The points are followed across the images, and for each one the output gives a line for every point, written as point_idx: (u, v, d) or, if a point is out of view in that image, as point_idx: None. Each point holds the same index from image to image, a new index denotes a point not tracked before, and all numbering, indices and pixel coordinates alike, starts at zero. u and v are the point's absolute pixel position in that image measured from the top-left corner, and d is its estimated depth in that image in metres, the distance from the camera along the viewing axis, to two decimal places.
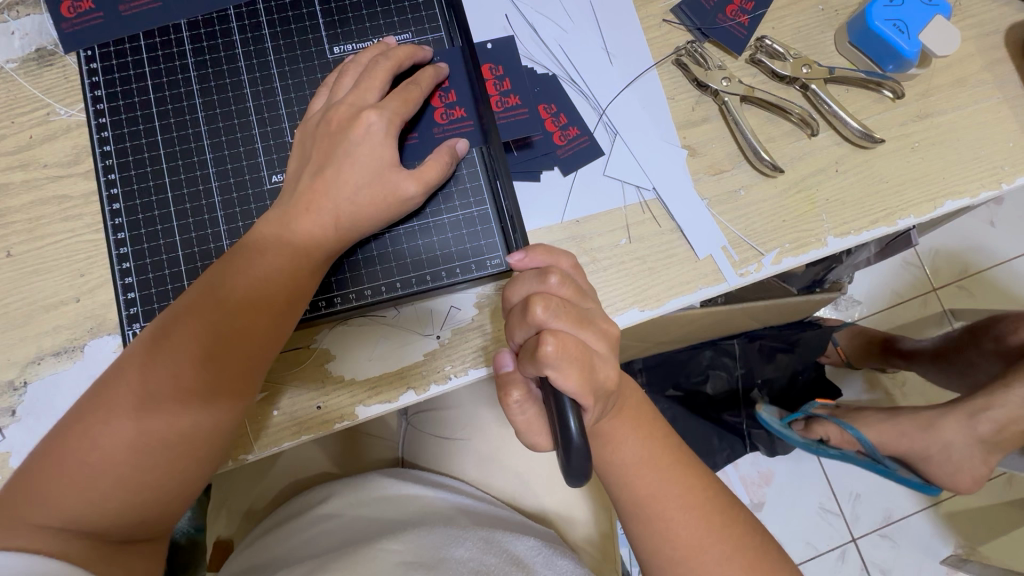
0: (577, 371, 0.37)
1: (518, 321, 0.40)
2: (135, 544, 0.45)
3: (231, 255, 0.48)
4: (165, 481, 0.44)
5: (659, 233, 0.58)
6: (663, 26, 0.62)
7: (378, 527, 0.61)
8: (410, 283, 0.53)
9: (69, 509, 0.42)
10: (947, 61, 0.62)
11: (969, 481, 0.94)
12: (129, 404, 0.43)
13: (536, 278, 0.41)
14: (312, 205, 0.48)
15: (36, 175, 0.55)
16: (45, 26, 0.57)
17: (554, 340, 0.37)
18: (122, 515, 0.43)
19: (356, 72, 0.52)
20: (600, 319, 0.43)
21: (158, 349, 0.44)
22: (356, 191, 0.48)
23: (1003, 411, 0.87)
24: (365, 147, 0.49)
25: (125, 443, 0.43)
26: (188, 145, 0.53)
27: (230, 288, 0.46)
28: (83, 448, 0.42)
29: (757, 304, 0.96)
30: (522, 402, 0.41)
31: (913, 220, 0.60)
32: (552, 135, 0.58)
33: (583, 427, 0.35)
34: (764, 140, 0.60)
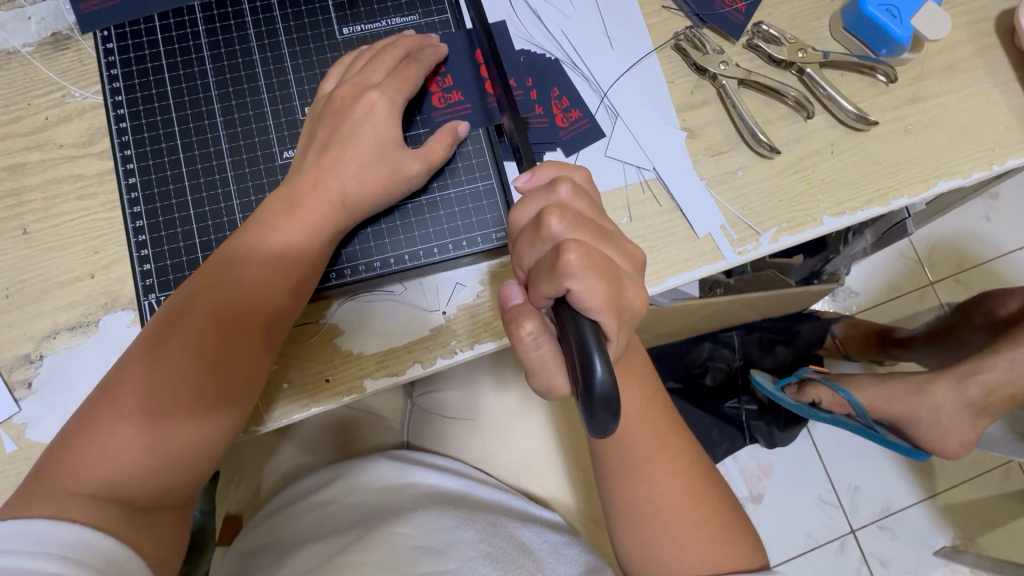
0: (600, 282, 0.35)
1: (530, 241, 0.39)
2: (163, 515, 0.45)
3: (245, 228, 0.49)
4: (193, 447, 0.45)
5: (659, 213, 0.59)
6: (662, 13, 0.63)
7: (384, 508, 0.62)
8: (418, 256, 0.55)
9: (97, 479, 0.42)
10: (939, 46, 0.64)
11: (957, 447, 0.96)
12: (155, 373, 0.44)
13: (546, 192, 0.41)
14: (320, 180, 0.49)
15: (51, 155, 0.57)
16: (61, 12, 0.58)
17: (576, 249, 0.35)
18: (151, 484, 0.44)
19: (368, 55, 0.54)
20: (622, 241, 0.41)
21: (180, 320, 0.46)
22: (360, 169, 0.50)
23: (994, 374, 0.90)
24: (368, 126, 0.50)
25: (152, 410, 0.44)
26: (202, 122, 0.55)
27: (250, 260, 0.48)
28: (111, 419, 0.43)
29: (763, 294, 0.97)
30: (538, 336, 0.38)
31: (907, 201, 0.61)
32: (555, 118, 0.60)
33: (608, 365, 0.33)
34: (761, 123, 0.61)
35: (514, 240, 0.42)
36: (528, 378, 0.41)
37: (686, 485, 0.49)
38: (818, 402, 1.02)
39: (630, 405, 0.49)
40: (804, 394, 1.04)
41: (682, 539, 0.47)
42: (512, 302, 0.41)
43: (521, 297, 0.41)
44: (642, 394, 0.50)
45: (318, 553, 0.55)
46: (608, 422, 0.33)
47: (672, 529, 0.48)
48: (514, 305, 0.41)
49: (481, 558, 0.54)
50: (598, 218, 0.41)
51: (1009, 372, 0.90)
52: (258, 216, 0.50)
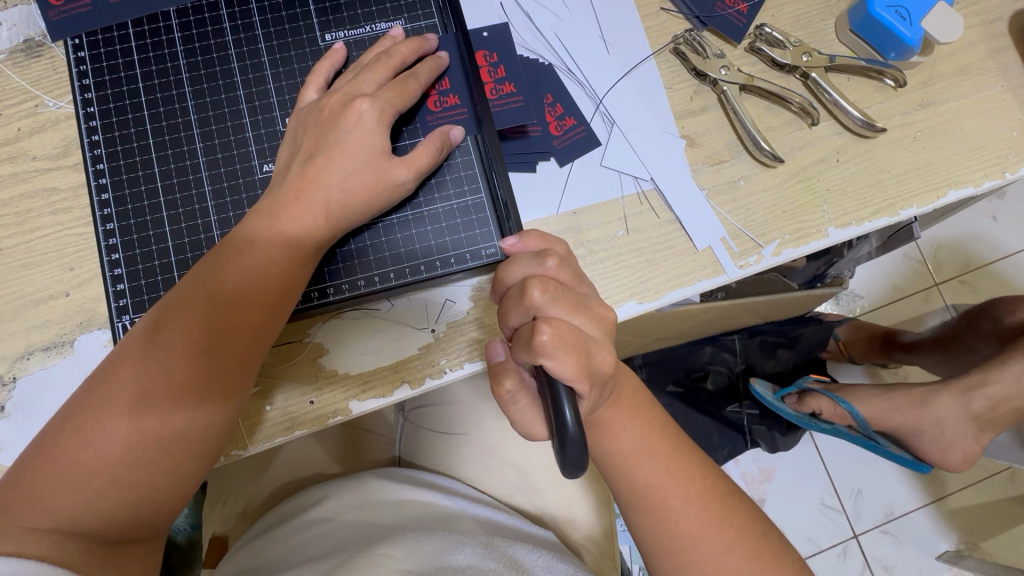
0: (574, 356, 0.35)
1: (514, 306, 0.39)
2: (130, 546, 0.43)
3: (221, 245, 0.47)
4: (160, 478, 0.43)
5: (657, 225, 0.57)
6: (660, 15, 0.61)
7: (371, 532, 0.60)
8: (404, 273, 0.53)
9: (61, 510, 0.41)
10: (949, 49, 0.61)
11: (960, 461, 0.94)
12: (124, 398, 0.42)
13: (532, 261, 0.40)
14: (302, 193, 0.47)
15: (24, 168, 0.55)
16: (33, 17, 0.56)
17: (550, 327, 0.35)
18: (117, 515, 0.42)
19: (358, 67, 0.52)
20: (595, 303, 0.41)
21: (150, 342, 0.43)
22: (346, 178, 0.47)
23: (998, 388, 0.88)
24: (356, 135, 0.48)
25: (118, 438, 0.42)
26: (178, 134, 0.53)
27: (222, 280, 0.45)
28: (75, 446, 0.41)
29: (767, 298, 0.95)
30: (516, 392, 0.39)
31: (915, 211, 0.59)
32: (548, 127, 0.57)
33: (577, 416, 0.34)
34: (764, 130, 0.59)
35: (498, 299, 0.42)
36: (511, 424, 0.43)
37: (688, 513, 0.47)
38: (818, 413, 1.00)
39: (626, 426, 0.47)
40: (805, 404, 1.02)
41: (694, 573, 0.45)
42: (496, 359, 0.43)
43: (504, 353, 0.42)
44: (644, 415, 0.48)
45: None
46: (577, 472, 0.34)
47: (678, 557, 0.45)
48: (498, 361, 0.43)
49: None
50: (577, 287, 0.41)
51: (1014, 387, 0.88)
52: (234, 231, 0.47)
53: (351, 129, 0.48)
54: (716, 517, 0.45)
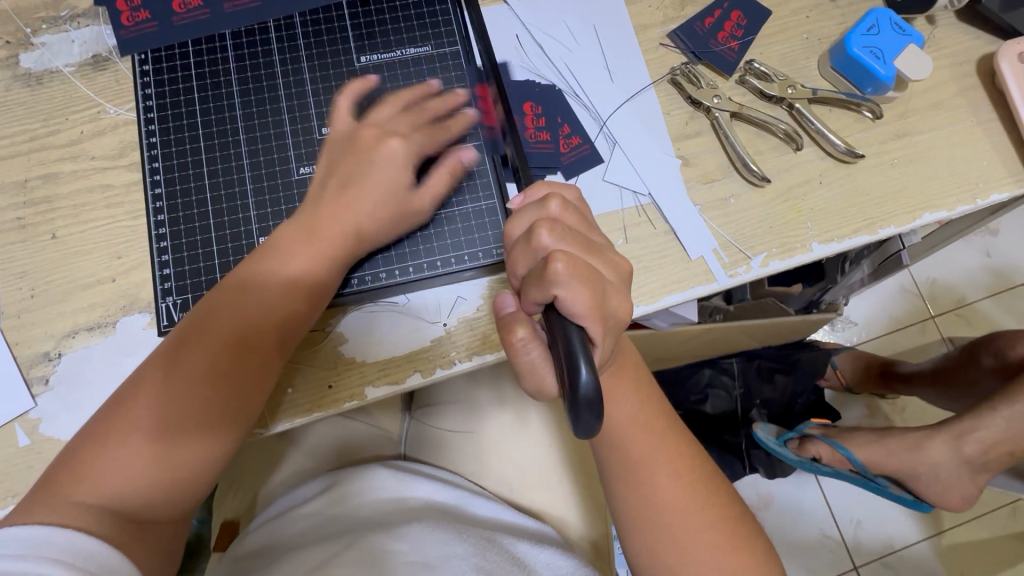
0: (585, 291, 0.38)
1: (522, 252, 0.41)
2: (156, 526, 0.47)
3: (262, 253, 0.52)
4: (194, 462, 0.47)
5: (653, 235, 0.62)
6: (659, 49, 0.67)
7: (377, 518, 0.63)
8: (422, 268, 0.58)
9: (105, 487, 0.44)
10: (922, 86, 0.67)
11: (959, 501, 0.97)
12: (167, 388, 0.46)
13: (537, 207, 0.43)
14: (339, 211, 0.53)
15: (83, 166, 0.61)
16: (102, 36, 0.63)
17: (564, 258, 0.38)
18: (154, 495, 0.46)
19: (393, 102, 0.58)
20: (609, 251, 0.43)
21: (195, 339, 0.48)
22: (377, 206, 0.54)
23: (990, 432, 0.90)
24: (387, 168, 0.54)
25: (160, 424, 0.46)
26: (226, 139, 0.59)
27: (263, 286, 0.50)
28: (121, 427, 0.45)
29: (766, 321, 0.99)
30: (528, 341, 0.41)
31: (894, 230, 0.63)
32: (557, 146, 0.63)
33: (593, 369, 0.35)
34: (753, 154, 0.65)
35: (508, 251, 0.44)
36: (520, 380, 0.43)
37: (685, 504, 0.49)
38: (818, 459, 1.06)
39: (628, 408, 0.51)
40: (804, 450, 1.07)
41: (685, 549, 0.48)
42: (504, 310, 0.43)
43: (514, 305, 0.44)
44: (642, 402, 0.52)
45: (313, 563, 0.55)
46: (592, 422, 0.35)
47: (670, 536, 0.48)
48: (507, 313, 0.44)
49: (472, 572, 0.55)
50: (587, 233, 0.44)
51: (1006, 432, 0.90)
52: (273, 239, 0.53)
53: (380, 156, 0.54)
54: (705, 500, 0.49)
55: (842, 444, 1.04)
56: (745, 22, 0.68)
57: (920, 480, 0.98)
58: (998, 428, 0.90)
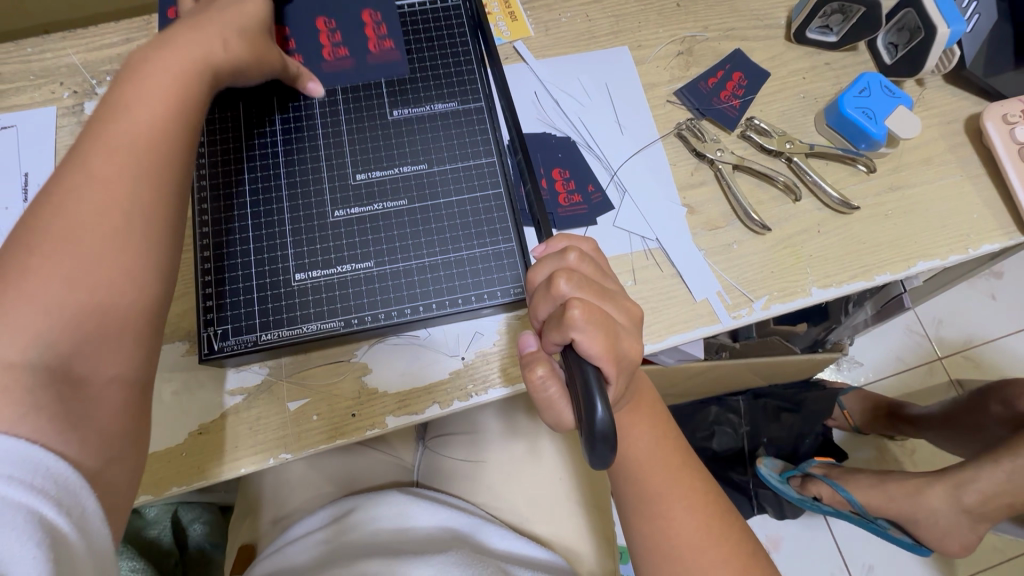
0: (601, 335, 0.41)
1: (543, 297, 0.45)
2: (98, 390, 0.40)
3: (123, 90, 0.46)
4: (127, 303, 0.42)
5: (661, 277, 0.66)
6: (666, 106, 0.73)
7: (397, 544, 0.65)
8: (443, 305, 0.61)
9: (26, 341, 0.38)
10: (913, 142, 0.72)
11: (957, 548, 0.99)
12: (56, 238, 0.40)
13: (557, 257, 0.47)
14: (162, 60, 0.47)
15: None
16: None
17: (580, 305, 0.41)
18: (86, 346, 0.40)
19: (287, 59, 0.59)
20: (621, 298, 0.47)
21: (65, 187, 0.42)
22: (219, 62, 0.50)
23: (988, 484, 0.92)
24: (200, 38, 0.50)
25: (67, 283, 0.40)
26: (266, 179, 0.63)
27: (139, 124, 0.45)
28: (21, 275, 0.39)
29: (769, 359, 1.01)
30: (547, 379, 0.44)
31: (890, 277, 0.67)
32: (558, 196, 0.68)
33: (608, 407, 0.38)
34: (754, 203, 0.69)
35: (530, 295, 0.48)
36: (539, 415, 0.46)
37: (693, 537, 0.51)
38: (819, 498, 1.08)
39: (638, 443, 0.54)
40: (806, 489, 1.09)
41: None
42: (526, 349, 0.47)
43: (536, 345, 0.47)
44: (652, 435, 0.55)
45: None
46: (607, 455, 0.38)
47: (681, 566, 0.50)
48: (529, 352, 0.47)
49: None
50: (602, 280, 0.48)
51: (1006, 484, 0.91)
52: (114, 94, 0.46)
53: (228, 11, 0.53)
54: (714, 532, 0.51)
55: (843, 485, 1.06)
56: (746, 82, 0.74)
57: (920, 525, 1.00)
58: (998, 479, 0.91)
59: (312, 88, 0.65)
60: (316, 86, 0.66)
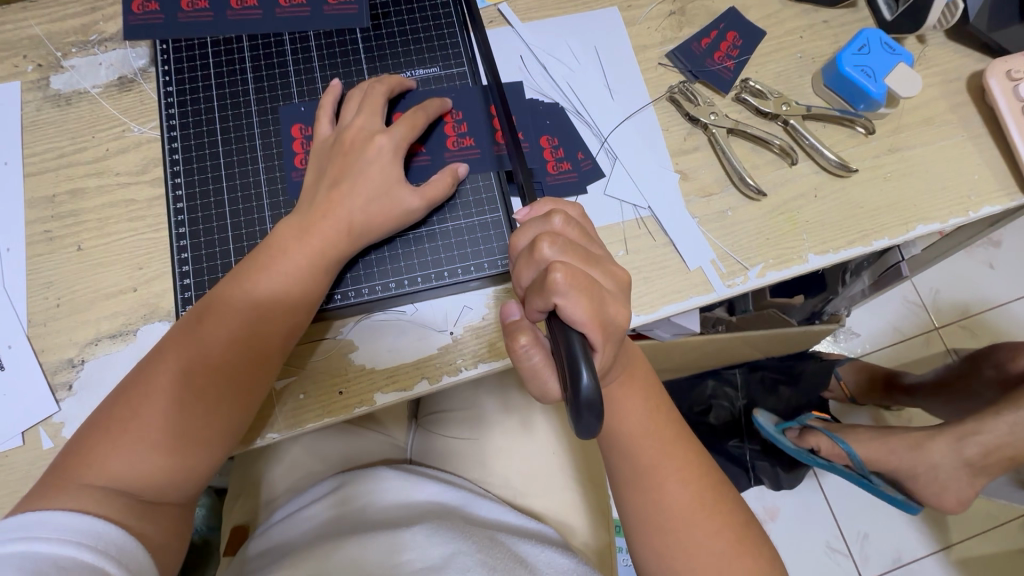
0: (585, 299, 0.40)
1: (526, 262, 0.44)
2: (162, 506, 0.51)
3: (251, 264, 0.56)
4: (191, 451, 0.52)
5: (653, 247, 0.64)
6: (658, 68, 0.70)
7: (389, 517, 0.65)
8: (430, 278, 0.61)
9: (112, 471, 0.49)
10: (914, 102, 0.70)
11: (954, 503, 1.00)
12: (142, 394, 0.51)
13: (542, 221, 0.46)
14: (328, 212, 0.56)
15: (109, 181, 0.64)
16: (128, 59, 0.67)
17: (562, 269, 0.40)
18: (153, 479, 0.50)
19: (357, 99, 0.61)
20: (608, 264, 0.46)
21: (166, 358, 0.53)
22: (367, 200, 0.57)
23: (992, 436, 0.93)
24: (375, 165, 0.57)
25: (158, 433, 0.50)
26: (244, 155, 0.63)
27: (246, 301, 0.54)
28: (125, 417, 0.50)
29: (768, 334, 1.00)
30: (531, 348, 0.42)
31: (888, 241, 0.65)
32: (447, 139, 0.64)
33: (593, 373, 0.37)
34: (749, 168, 0.67)
35: (513, 262, 0.47)
36: (524, 387, 0.45)
37: (687, 507, 0.50)
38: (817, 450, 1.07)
39: (633, 414, 0.52)
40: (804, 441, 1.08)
41: (694, 546, 0.49)
42: (509, 318, 0.46)
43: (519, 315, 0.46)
44: (646, 402, 0.53)
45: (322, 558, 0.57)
46: (593, 424, 0.36)
47: (673, 537, 0.50)
48: (512, 321, 0.46)
49: (477, 566, 0.56)
50: (587, 246, 0.46)
51: (1007, 435, 0.92)
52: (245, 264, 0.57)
53: (373, 164, 0.57)
54: (707, 503, 0.50)
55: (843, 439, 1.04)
56: (741, 42, 0.71)
57: (919, 479, 1.00)
58: (1001, 431, 0.93)
59: (461, 171, 0.61)
60: (464, 167, 0.61)
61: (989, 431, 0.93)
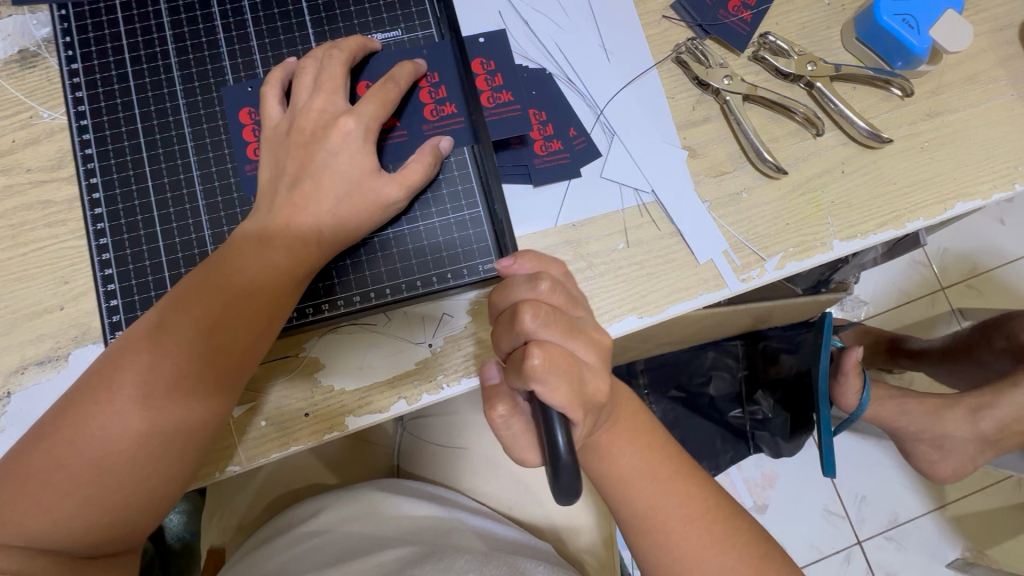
0: (566, 383, 0.34)
1: (504, 330, 0.37)
2: (101, 562, 0.44)
3: (207, 265, 0.46)
4: (131, 502, 0.43)
5: (658, 237, 0.56)
6: (662, 23, 0.60)
7: (370, 544, 0.61)
8: (400, 289, 0.52)
9: (32, 529, 0.41)
10: (957, 57, 0.60)
11: (948, 474, 0.93)
12: (71, 434, 0.42)
13: (526, 284, 0.38)
14: (293, 217, 0.47)
15: (19, 180, 0.54)
16: (28, 27, 0.56)
17: (542, 351, 0.34)
18: (87, 535, 0.42)
19: (312, 70, 0.50)
20: (591, 328, 0.40)
21: (97, 389, 0.43)
22: (337, 202, 0.48)
23: (1008, 410, 0.86)
24: (342, 156, 0.48)
25: (88, 484, 0.42)
26: (171, 148, 0.53)
27: (195, 319, 0.44)
28: (48, 466, 0.41)
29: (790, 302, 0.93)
30: (509, 418, 0.37)
31: (922, 223, 0.57)
32: (423, 107, 0.54)
33: (572, 442, 0.32)
34: (767, 141, 0.58)
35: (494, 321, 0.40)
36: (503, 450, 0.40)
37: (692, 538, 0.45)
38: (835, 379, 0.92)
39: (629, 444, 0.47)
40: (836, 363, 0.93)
41: None
42: (490, 381, 0.40)
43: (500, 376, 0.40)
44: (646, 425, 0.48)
45: None
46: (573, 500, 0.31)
47: (686, 574, 0.44)
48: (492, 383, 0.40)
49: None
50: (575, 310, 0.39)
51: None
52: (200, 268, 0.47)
53: (337, 151, 0.48)
54: (719, 537, 0.45)
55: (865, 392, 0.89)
56: None
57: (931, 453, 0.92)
58: (1018, 406, 0.85)
59: (444, 146, 0.51)
60: (447, 141, 0.52)
61: (1008, 404, 0.86)
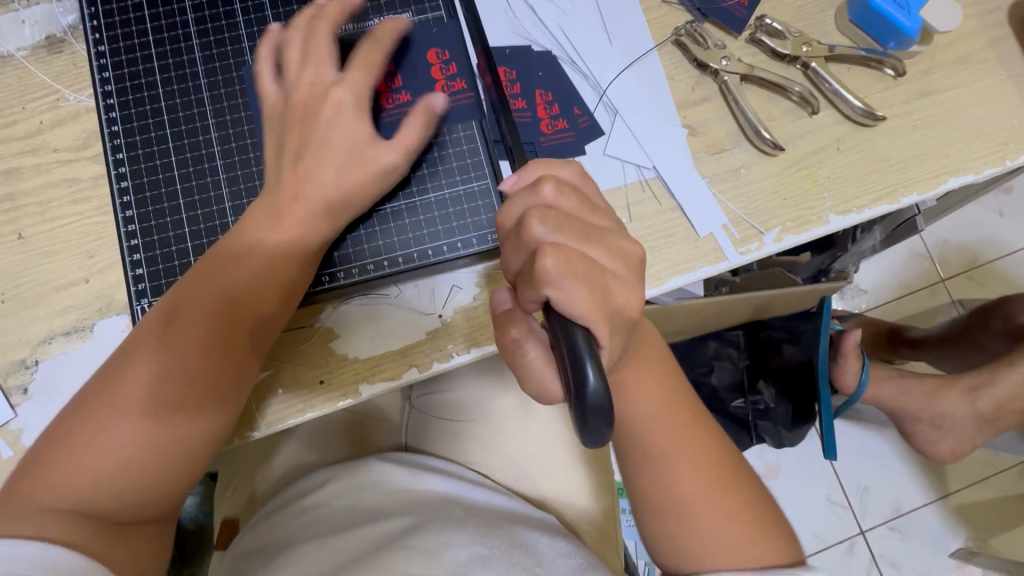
0: (583, 287, 0.35)
1: (514, 244, 0.38)
2: (137, 528, 0.45)
3: (232, 239, 0.49)
4: (168, 466, 0.45)
5: (659, 212, 0.58)
6: (662, 7, 0.62)
7: (371, 514, 0.61)
8: (412, 258, 0.54)
9: (74, 494, 0.42)
10: (948, 39, 0.62)
11: (948, 454, 0.95)
12: (108, 401, 0.44)
13: (529, 191, 0.39)
14: (308, 187, 0.49)
15: (46, 159, 0.56)
16: (56, 15, 0.58)
17: (553, 254, 0.34)
18: (128, 499, 0.44)
19: (297, 42, 0.53)
20: (614, 237, 0.39)
21: (132, 360, 0.45)
22: (342, 173, 0.50)
23: (1005, 388, 0.87)
24: (339, 126, 0.50)
25: (127, 448, 0.43)
26: (194, 125, 0.55)
27: (225, 289, 0.47)
28: (88, 432, 0.43)
29: (792, 290, 0.95)
30: (524, 341, 0.39)
31: (916, 198, 0.59)
32: (434, 84, 0.56)
33: (601, 373, 0.32)
34: (764, 119, 0.60)
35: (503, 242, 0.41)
36: (520, 385, 0.41)
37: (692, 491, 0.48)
38: (836, 361, 0.94)
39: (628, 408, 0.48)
40: (837, 345, 0.94)
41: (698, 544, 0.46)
42: (501, 307, 0.41)
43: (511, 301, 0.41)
44: (661, 378, 0.49)
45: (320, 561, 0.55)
46: (602, 430, 0.33)
47: (686, 529, 0.47)
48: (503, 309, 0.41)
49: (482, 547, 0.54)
50: (588, 216, 0.39)
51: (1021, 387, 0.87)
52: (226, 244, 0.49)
53: (351, 124, 0.50)
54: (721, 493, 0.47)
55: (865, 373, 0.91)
56: None
57: (930, 433, 0.94)
58: (1015, 384, 0.87)
59: (435, 105, 0.53)
60: (451, 109, 0.53)
61: (1005, 383, 0.88)
